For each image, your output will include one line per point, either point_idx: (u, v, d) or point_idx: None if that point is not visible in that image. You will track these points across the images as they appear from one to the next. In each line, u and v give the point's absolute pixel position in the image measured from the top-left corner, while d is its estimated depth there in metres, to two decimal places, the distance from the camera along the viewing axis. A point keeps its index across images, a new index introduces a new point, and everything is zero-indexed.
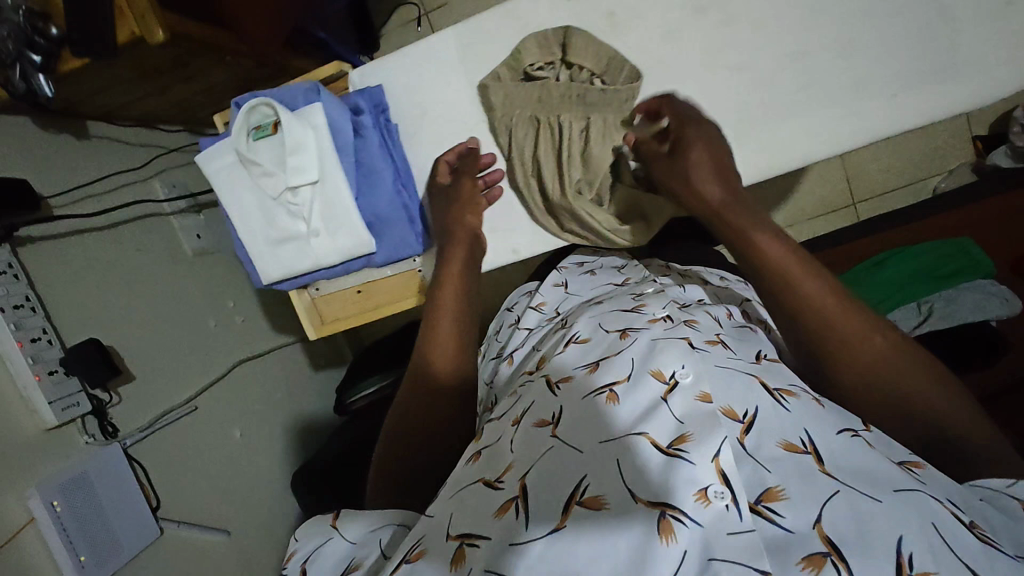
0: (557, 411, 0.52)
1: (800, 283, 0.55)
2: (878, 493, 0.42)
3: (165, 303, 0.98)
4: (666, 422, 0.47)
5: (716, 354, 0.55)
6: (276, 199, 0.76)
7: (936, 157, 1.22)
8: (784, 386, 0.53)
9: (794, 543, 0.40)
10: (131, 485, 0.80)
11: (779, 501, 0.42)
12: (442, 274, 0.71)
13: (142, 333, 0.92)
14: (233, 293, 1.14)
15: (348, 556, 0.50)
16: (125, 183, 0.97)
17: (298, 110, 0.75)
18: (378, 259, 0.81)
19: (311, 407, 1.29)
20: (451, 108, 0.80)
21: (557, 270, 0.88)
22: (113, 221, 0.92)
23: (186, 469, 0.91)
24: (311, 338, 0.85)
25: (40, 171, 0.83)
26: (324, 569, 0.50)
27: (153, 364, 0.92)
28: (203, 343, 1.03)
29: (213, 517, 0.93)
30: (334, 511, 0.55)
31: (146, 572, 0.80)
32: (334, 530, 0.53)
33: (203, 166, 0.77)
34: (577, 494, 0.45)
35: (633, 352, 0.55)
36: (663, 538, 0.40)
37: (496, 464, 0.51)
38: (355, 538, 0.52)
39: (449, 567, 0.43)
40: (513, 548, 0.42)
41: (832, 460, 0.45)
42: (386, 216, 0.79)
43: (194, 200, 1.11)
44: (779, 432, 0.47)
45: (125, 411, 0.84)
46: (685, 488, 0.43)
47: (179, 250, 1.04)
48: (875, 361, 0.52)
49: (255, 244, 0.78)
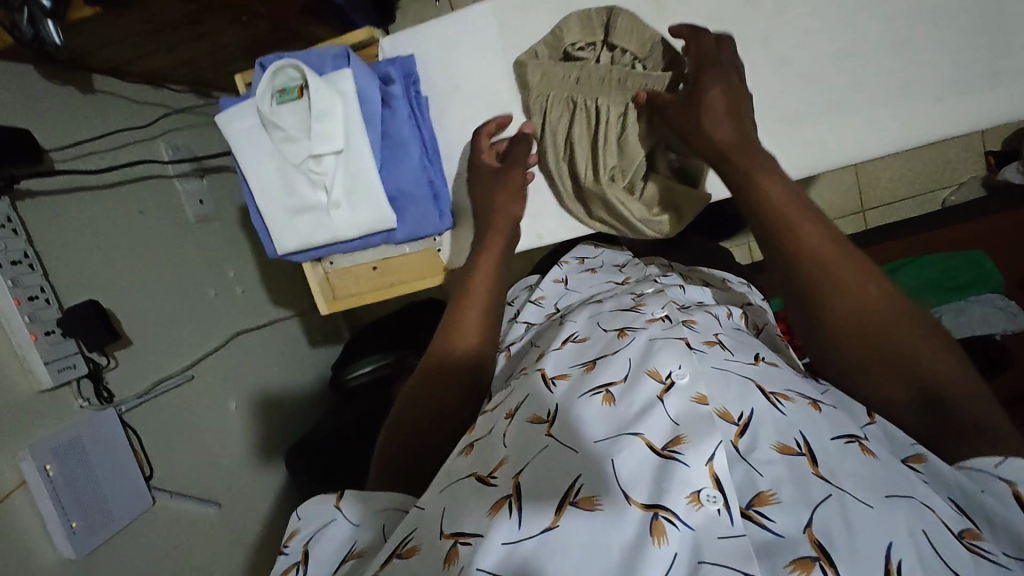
0: (553, 408, 0.49)
1: (800, 225, 0.55)
2: (870, 499, 0.40)
3: (165, 268, 0.95)
4: (659, 424, 0.45)
5: (714, 355, 0.52)
6: (297, 166, 0.74)
7: (948, 169, 1.23)
8: (781, 390, 0.49)
9: (784, 547, 0.38)
10: (126, 452, 0.78)
11: (770, 506, 0.41)
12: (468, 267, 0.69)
13: (141, 297, 0.89)
14: (234, 262, 1.11)
15: (351, 542, 0.49)
16: (129, 141, 0.94)
17: (325, 75, 0.73)
18: (399, 235, 0.79)
19: (307, 384, 1.27)
20: (480, 86, 0.79)
21: (558, 266, 0.87)
22: (116, 179, 0.89)
23: (181, 439, 0.89)
24: (323, 312, 0.84)
25: (43, 123, 0.80)
26: (328, 551, 0.49)
27: (152, 330, 0.89)
28: (201, 312, 1.00)
29: (206, 489, 0.92)
30: (338, 492, 0.53)
31: (137, 541, 0.78)
32: (338, 513, 0.51)
33: (224, 127, 0.75)
34: (571, 493, 0.42)
35: (630, 354, 0.52)
36: (655, 539, 0.39)
37: (489, 460, 0.48)
38: (359, 522, 0.50)
39: (443, 566, 0.41)
40: (502, 549, 0.40)
41: (827, 461, 0.43)
42: (409, 191, 0.76)
43: (198, 164, 1.07)
44: (774, 433, 0.45)
45: (121, 376, 0.82)
46: (677, 490, 0.41)
47: (181, 214, 1.01)
48: (866, 305, 0.52)
49: (273, 212, 0.77)
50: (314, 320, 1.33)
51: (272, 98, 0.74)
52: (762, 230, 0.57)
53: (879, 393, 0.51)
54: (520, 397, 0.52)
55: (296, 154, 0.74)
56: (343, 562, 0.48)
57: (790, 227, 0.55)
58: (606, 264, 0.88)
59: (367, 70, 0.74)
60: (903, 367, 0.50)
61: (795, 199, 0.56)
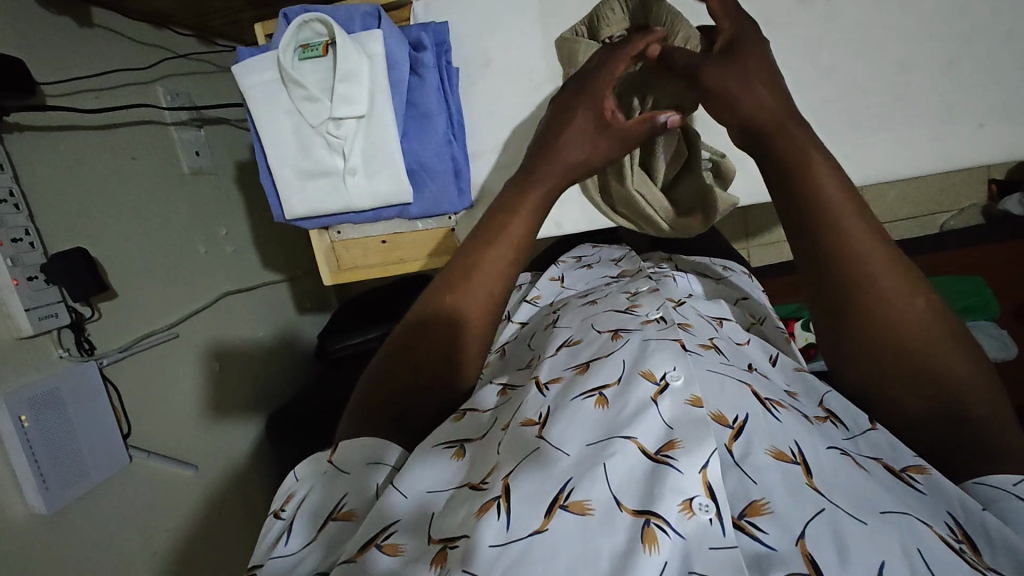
0: (544, 410, 0.46)
1: (848, 222, 0.44)
2: (861, 514, 0.37)
3: (156, 219, 0.91)
4: (653, 426, 0.42)
5: (708, 359, 0.50)
6: (316, 127, 0.71)
7: (950, 194, 1.23)
8: (776, 397, 0.47)
9: (776, 560, 0.35)
10: (105, 408, 0.75)
11: (763, 516, 0.38)
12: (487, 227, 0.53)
13: (129, 248, 0.85)
14: (226, 219, 1.08)
15: (342, 498, 0.43)
16: (127, 82, 0.89)
17: (354, 35, 0.69)
18: (414, 211, 0.77)
19: (291, 350, 1.25)
20: (503, 62, 0.76)
21: (556, 265, 0.87)
22: (110, 121, 0.84)
23: (161, 398, 0.86)
24: (326, 283, 0.82)
25: (38, 54, 0.74)
26: (314, 512, 0.42)
27: (137, 283, 0.85)
28: (189, 268, 0.97)
29: (183, 450, 0.89)
30: (333, 443, 0.46)
31: (110, 499, 0.75)
32: (331, 466, 0.45)
33: (240, 78, 0.71)
34: (562, 496, 0.38)
35: (624, 354, 0.49)
36: (646, 547, 0.35)
37: (479, 467, 0.44)
38: (353, 475, 0.44)
39: (429, 568, 0.37)
40: (490, 552, 0.36)
41: (821, 472, 0.40)
42: (430, 165, 0.74)
43: (197, 112, 1.03)
44: (768, 438, 0.42)
45: (103, 328, 0.79)
46: (669, 497, 0.38)
47: (175, 164, 0.97)
48: (906, 321, 0.43)
49: (284, 173, 0.74)
50: (303, 287, 1.30)
51: (294, 53, 0.70)
52: (797, 224, 0.46)
53: (900, 404, 0.45)
54: (514, 406, 0.49)
55: (316, 115, 0.71)
56: (330, 521, 0.42)
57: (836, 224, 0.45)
58: (603, 260, 0.87)
59: (398, 33, 0.70)
60: (932, 387, 0.43)
61: (843, 186, 0.45)
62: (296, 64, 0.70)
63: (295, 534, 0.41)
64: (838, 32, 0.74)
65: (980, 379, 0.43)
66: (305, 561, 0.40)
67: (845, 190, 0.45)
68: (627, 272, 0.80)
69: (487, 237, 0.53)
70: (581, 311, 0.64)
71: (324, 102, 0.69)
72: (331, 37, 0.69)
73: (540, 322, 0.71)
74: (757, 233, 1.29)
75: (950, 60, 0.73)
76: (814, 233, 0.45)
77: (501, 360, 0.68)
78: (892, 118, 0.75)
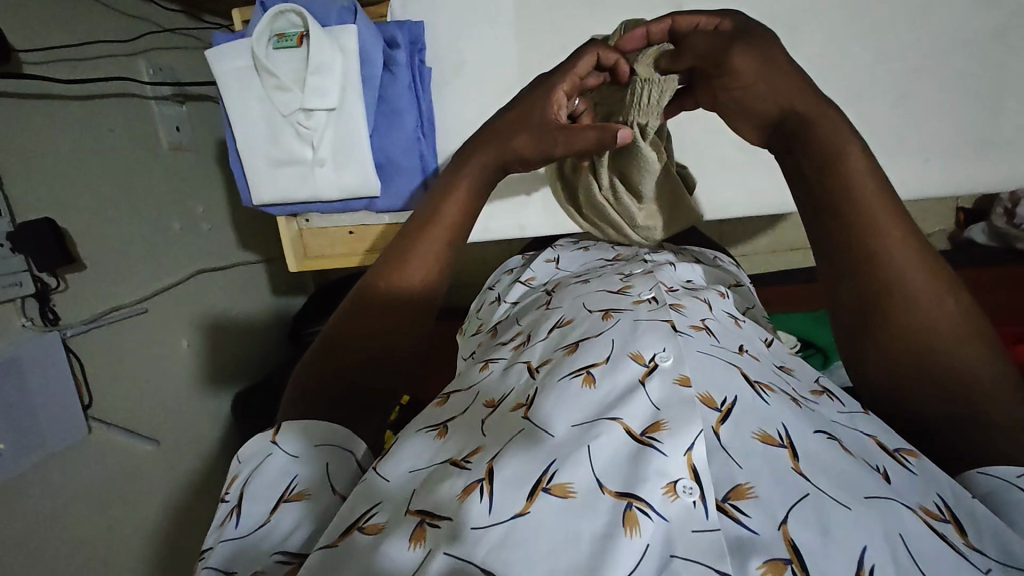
0: (532, 391, 0.46)
1: (866, 196, 0.44)
2: (847, 498, 0.35)
3: (130, 193, 0.91)
4: (641, 408, 0.42)
5: (700, 339, 0.50)
6: (286, 116, 0.72)
7: (919, 219, 1.27)
8: (767, 380, 0.47)
9: (755, 545, 0.34)
10: (64, 378, 0.75)
11: (746, 500, 0.36)
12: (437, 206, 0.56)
13: (100, 219, 0.85)
14: (204, 197, 1.08)
15: (291, 478, 0.41)
16: (108, 53, 0.88)
17: (328, 28, 0.70)
18: (379, 206, 0.77)
19: (265, 331, 1.25)
20: (484, 62, 0.77)
21: (553, 247, 0.84)
22: (87, 92, 0.84)
23: (126, 370, 0.87)
24: (292, 269, 0.83)
25: (18, 21, 0.74)
26: (264, 494, 0.41)
27: (107, 256, 0.86)
28: (162, 243, 0.97)
29: (146, 425, 0.89)
30: (278, 424, 0.44)
31: (67, 469, 0.76)
32: (275, 447, 0.43)
33: (212, 63, 0.72)
34: (544, 478, 0.37)
35: (614, 335, 0.51)
36: (628, 530, 0.35)
37: (464, 443, 0.43)
38: (301, 456, 0.43)
39: (406, 546, 0.36)
40: (473, 534, 0.35)
41: (809, 456, 0.39)
42: (397, 160, 0.75)
43: (180, 88, 1.03)
44: (756, 421, 0.41)
45: (71, 299, 0.79)
46: (654, 479, 0.37)
47: (155, 139, 0.97)
48: (927, 309, 0.41)
49: (254, 160, 0.75)
50: (280, 269, 1.31)
51: (269, 43, 0.71)
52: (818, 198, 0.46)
53: (914, 403, 0.42)
54: (503, 386, 0.50)
55: (288, 105, 0.72)
56: (282, 502, 0.40)
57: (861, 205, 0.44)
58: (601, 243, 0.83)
59: (373, 28, 0.71)
60: (950, 385, 0.40)
61: (875, 176, 0.44)
62: (269, 53, 0.71)
63: (245, 516, 0.40)
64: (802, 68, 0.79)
65: (1005, 383, 0.39)
66: (259, 545, 0.38)
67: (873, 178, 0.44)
68: (625, 254, 0.77)
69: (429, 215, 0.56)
70: (573, 290, 0.66)
71: (295, 92, 0.71)
72: (305, 29, 0.70)
73: (531, 305, 0.70)
74: (730, 245, 1.32)
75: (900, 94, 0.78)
76: (833, 211, 0.45)
77: (494, 340, 0.68)
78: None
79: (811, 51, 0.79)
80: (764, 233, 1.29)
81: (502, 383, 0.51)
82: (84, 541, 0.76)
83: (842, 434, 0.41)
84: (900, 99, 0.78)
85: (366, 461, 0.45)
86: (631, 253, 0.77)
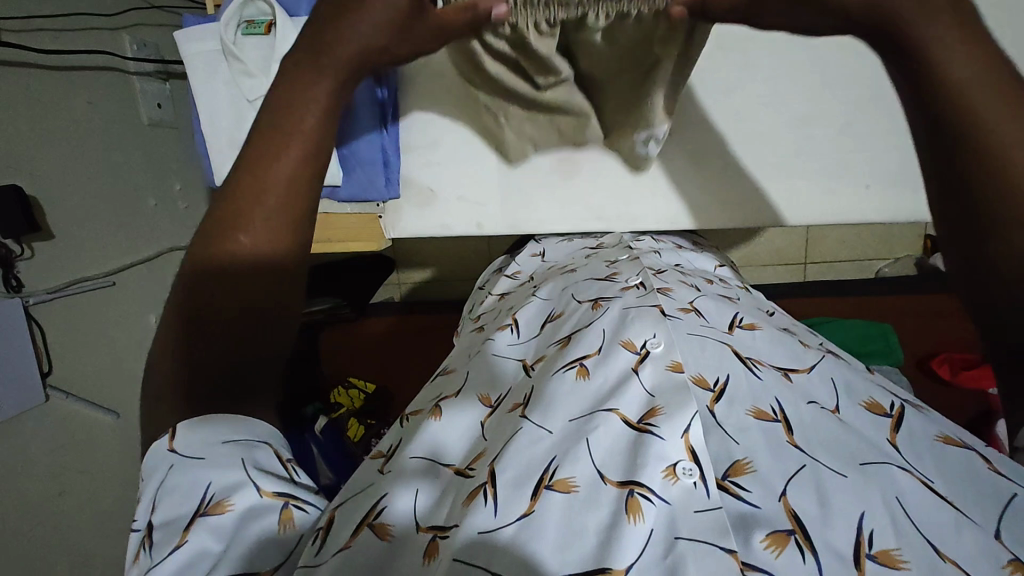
0: (529, 393, 0.49)
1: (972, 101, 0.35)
2: (844, 468, 0.40)
3: (103, 164, 0.91)
4: (636, 395, 0.45)
5: (688, 321, 0.54)
6: (251, 102, 0.74)
7: (887, 243, 1.30)
8: (757, 356, 0.51)
9: (759, 518, 0.37)
10: (24, 344, 0.75)
11: (745, 475, 0.40)
12: (282, 99, 0.39)
13: (74, 190, 0.85)
14: (180, 174, 1.08)
15: (205, 487, 0.34)
16: (92, 27, 0.89)
17: (297, 19, 0.73)
18: (342, 194, 0.84)
19: None
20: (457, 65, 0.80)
21: (536, 241, 0.91)
22: (66, 63, 0.84)
23: (88, 341, 0.87)
24: None
25: None
26: (174, 510, 0.34)
27: (77, 226, 0.86)
28: (133, 217, 0.97)
29: (105, 398, 0.89)
30: (173, 426, 0.37)
31: (23, 436, 0.75)
32: (174, 456, 0.36)
33: (181, 45, 0.74)
34: (547, 476, 0.40)
35: (605, 324, 0.54)
36: (630, 516, 0.37)
37: (465, 454, 0.46)
38: (209, 456, 0.36)
39: (422, 562, 0.37)
40: (481, 537, 0.37)
41: (801, 430, 0.43)
42: (359, 153, 0.81)
43: (162, 65, 1.03)
44: (750, 399, 0.45)
45: (37, 267, 0.79)
46: (653, 464, 0.40)
47: (134, 114, 0.97)
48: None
49: (218, 144, 0.76)
50: None
51: (237, 28, 0.73)
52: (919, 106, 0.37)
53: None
54: (500, 384, 0.53)
55: (254, 90, 0.73)
56: (198, 518, 0.34)
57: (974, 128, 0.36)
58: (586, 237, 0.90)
59: None
60: None
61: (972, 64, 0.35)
62: (238, 39, 0.73)
63: (157, 544, 0.33)
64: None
65: None
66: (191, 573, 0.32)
67: (992, 73, 0.36)
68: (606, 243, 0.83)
69: (267, 134, 0.38)
70: (562, 280, 0.69)
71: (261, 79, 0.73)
72: (273, 17, 0.72)
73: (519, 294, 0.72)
74: None
75: (843, 122, 0.79)
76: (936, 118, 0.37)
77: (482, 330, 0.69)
78: (795, 169, 0.81)
79: None
80: (737, 248, 1.31)
81: (499, 378, 0.55)
82: (34, 510, 0.76)
83: (837, 407, 0.46)
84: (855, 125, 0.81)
85: (281, 453, 0.40)
86: (615, 241, 0.83)
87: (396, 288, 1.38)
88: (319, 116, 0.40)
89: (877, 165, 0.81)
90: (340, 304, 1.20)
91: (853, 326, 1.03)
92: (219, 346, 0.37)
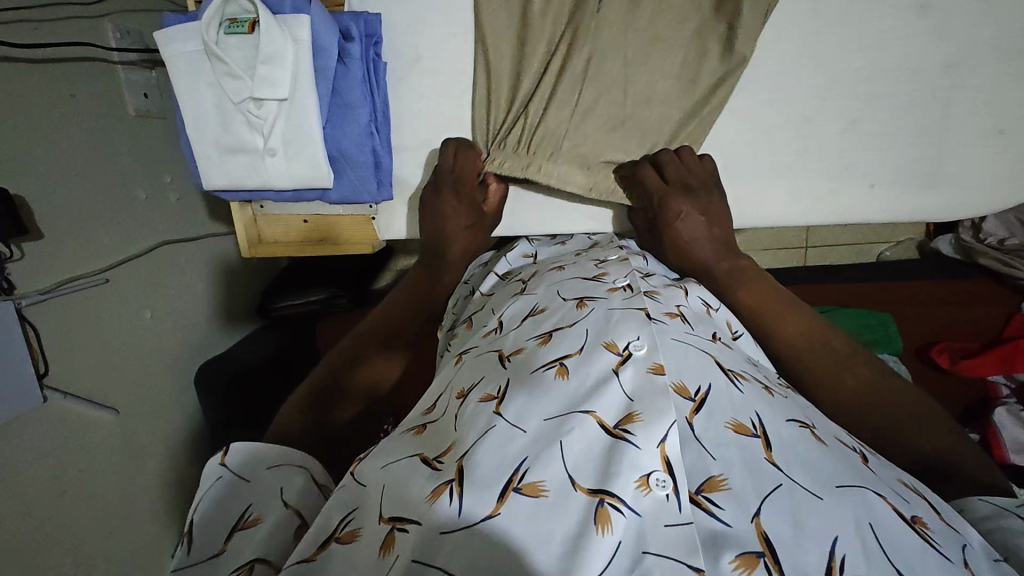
0: (504, 384, 0.47)
1: (784, 317, 0.64)
2: (820, 490, 0.40)
3: (91, 158, 0.89)
4: (614, 400, 0.45)
5: (672, 327, 0.53)
6: (236, 104, 0.75)
7: (888, 228, 1.32)
8: (739, 369, 0.51)
9: (729, 538, 0.37)
10: (19, 347, 0.74)
11: (719, 492, 0.40)
12: (414, 282, 0.80)
13: (60, 186, 0.84)
14: (172, 165, 1.07)
15: (247, 509, 0.46)
16: (74, 17, 0.86)
17: (281, 16, 0.73)
18: (332, 196, 0.82)
19: (238, 300, 1.25)
20: (448, 66, 0.83)
21: (528, 243, 0.83)
22: (46, 55, 0.82)
23: (86, 338, 0.87)
24: (243, 252, 0.89)
25: None
26: (217, 518, 0.46)
27: (67, 224, 0.84)
28: (129, 213, 0.96)
29: (102, 395, 0.89)
30: (225, 446, 0.51)
31: (21, 439, 0.76)
32: (224, 469, 0.49)
33: (162, 46, 0.74)
34: (515, 478, 0.40)
35: (588, 325, 0.53)
36: (599, 528, 0.37)
37: (438, 442, 0.45)
38: (255, 480, 0.49)
39: (379, 554, 0.39)
40: (442, 537, 0.38)
41: (779, 445, 0.43)
42: (350, 154, 0.80)
43: (149, 53, 1.00)
44: (730, 411, 0.45)
45: (26, 269, 0.78)
46: (627, 473, 0.40)
47: (121, 106, 0.95)
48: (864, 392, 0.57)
49: (203, 146, 0.78)
50: None
51: (219, 27, 0.74)
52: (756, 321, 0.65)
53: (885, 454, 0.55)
54: (474, 377, 0.51)
55: (237, 92, 0.74)
56: (238, 532, 0.45)
57: (774, 329, 0.64)
58: (577, 237, 0.85)
59: (329, 20, 0.74)
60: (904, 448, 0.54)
61: (802, 325, 0.64)
62: (221, 38, 0.74)
63: (196, 545, 0.44)
64: (765, 83, 0.82)
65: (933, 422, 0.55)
66: (235, 558, 0.43)
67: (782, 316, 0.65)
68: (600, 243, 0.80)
69: (406, 295, 0.78)
70: (548, 278, 0.66)
71: (245, 80, 0.73)
72: (256, 16, 0.73)
73: (505, 291, 0.68)
74: None
75: None
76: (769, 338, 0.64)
77: (469, 332, 0.65)
78: None
79: (775, 69, 0.81)
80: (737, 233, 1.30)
81: (473, 372, 0.52)
82: (31, 510, 0.76)
83: (817, 431, 0.46)
84: (851, 125, 0.83)
85: (319, 476, 0.52)
86: (606, 240, 0.81)
87: (391, 275, 1.37)
88: (423, 293, 0.79)
89: (880, 164, 0.85)
90: (335, 293, 1.15)
91: (850, 313, 1.03)
92: (323, 404, 0.62)
